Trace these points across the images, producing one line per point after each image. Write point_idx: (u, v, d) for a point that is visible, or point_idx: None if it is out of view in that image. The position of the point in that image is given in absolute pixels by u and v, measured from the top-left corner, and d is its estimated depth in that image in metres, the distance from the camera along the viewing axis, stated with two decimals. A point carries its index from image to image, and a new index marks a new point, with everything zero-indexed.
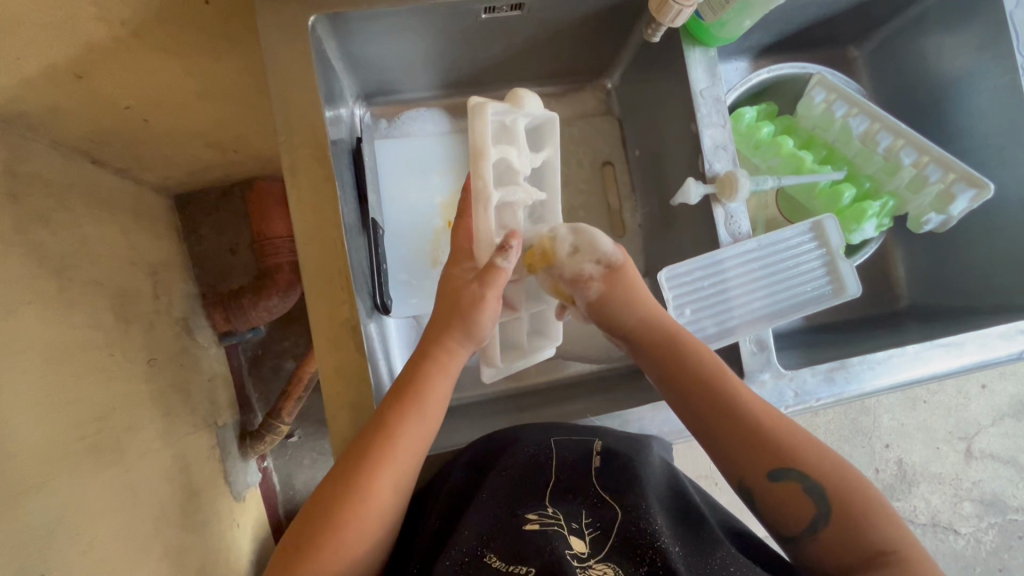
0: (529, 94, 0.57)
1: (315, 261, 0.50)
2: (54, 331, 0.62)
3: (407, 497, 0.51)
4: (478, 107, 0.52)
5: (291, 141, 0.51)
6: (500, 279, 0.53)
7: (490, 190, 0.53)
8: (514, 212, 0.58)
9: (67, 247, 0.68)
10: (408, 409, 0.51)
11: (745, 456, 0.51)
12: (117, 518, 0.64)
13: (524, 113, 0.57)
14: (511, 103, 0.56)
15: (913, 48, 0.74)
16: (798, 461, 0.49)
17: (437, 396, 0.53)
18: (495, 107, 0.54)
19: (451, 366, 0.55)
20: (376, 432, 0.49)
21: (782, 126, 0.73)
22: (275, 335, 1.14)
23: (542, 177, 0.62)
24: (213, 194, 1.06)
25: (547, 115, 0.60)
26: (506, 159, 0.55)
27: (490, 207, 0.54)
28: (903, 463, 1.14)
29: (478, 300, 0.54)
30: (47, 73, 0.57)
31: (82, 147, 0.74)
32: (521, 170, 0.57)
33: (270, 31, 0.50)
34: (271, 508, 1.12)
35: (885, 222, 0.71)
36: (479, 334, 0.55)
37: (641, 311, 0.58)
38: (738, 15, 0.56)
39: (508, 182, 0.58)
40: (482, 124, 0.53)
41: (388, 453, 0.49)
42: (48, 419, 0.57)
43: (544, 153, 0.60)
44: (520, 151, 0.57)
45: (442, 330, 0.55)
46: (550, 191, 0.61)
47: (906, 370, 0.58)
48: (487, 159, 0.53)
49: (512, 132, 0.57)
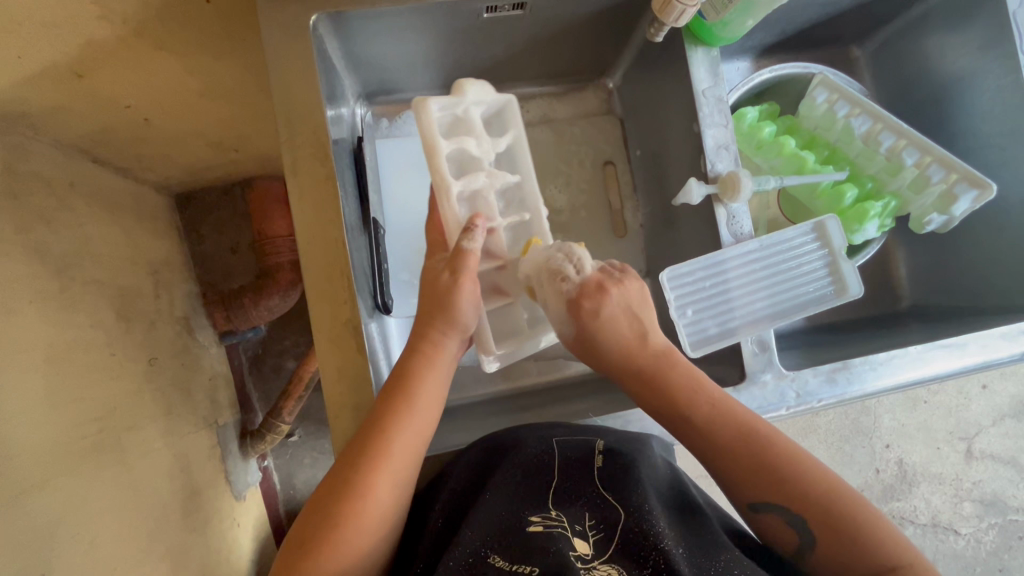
0: (472, 81, 0.58)
1: (316, 261, 0.50)
2: (56, 330, 0.62)
3: (406, 495, 0.51)
4: (421, 104, 0.54)
5: (292, 140, 0.50)
6: (469, 262, 0.53)
7: (447, 178, 0.54)
8: (486, 198, 0.58)
9: (68, 245, 0.68)
10: (405, 407, 0.51)
11: (737, 479, 0.51)
12: (117, 517, 0.64)
13: (471, 101, 0.57)
14: (456, 95, 0.57)
15: (915, 47, 0.73)
16: (783, 490, 0.49)
17: (429, 392, 0.53)
18: (438, 101, 0.55)
19: (440, 361, 0.54)
20: (373, 431, 0.49)
21: (785, 126, 0.74)
22: (276, 335, 1.14)
23: (513, 160, 0.60)
24: (214, 193, 1.06)
25: (504, 99, 0.60)
26: (463, 147, 0.56)
27: (451, 194, 0.55)
28: (903, 463, 1.14)
29: (453, 286, 0.53)
30: (48, 71, 0.56)
31: (83, 147, 0.74)
32: (482, 157, 0.57)
33: (272, 30, 0.50)
34: (272, 507, 1.12)
35: (887, 222, 0.71)
36: (461, 322, 0.54)
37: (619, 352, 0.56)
38: (741, 15, 0.56)
39: (473, 170, 0.58)
40: (428, 117, 0.54)
41: (384, 452, 0.49)
42: (49, 418, 0.57)
43: (507, 137, 0.59)
44: (478, 139, 0.57)
45: (425, 322, 0.54)
46: (524, 172, 0.60)
47: (908, 370, 0.58)
48: (439, 150, 0.54)
49: (467, 122, 0.58)
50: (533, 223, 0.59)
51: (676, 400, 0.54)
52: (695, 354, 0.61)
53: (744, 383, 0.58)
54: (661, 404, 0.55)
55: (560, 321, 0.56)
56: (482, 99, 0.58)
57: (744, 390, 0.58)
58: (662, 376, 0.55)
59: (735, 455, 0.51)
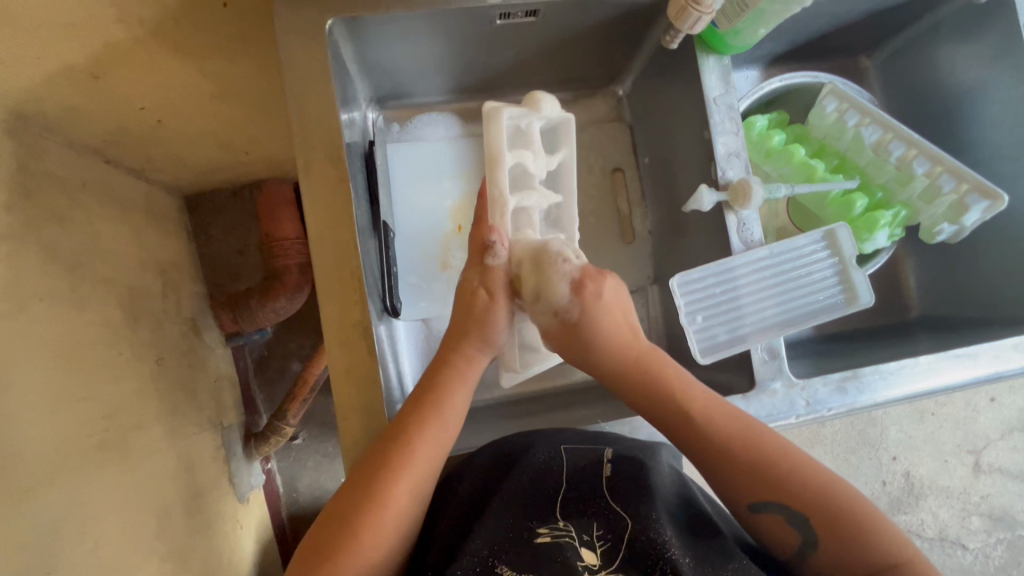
0: (546, 95, 0.60)
1: (327, 263, 0.50)
2: (65, 328, 0.62)
3: (424, 500, 0.51)
4: (492, 114, 0.58)
5: (306, 143, 0.51)
6: (496, 278, 0.56)
7: (507, 196, 0.57)
8: (530, 216, 0.60)
9: (78, 244, 0.69)
10: (426, 415, 0.52)
11: (735, 479, 0.51)
12: (121, 516, 0.64)
13: (540, 116, 0.60)
14: (527, 108, 0.60)
15: (926, 58, 0.73)
16: (782, 486, 0.50)
17: (456, 404, 0.54)
18: (509, 113, 0.58)
19: (471, 374, 0.56)
20: (397, 439, 0.50)
21: (794, 134, 0.74)
22: (281, 337, 1.14)
23: (558, 180, 0.64)
24: (224, 195, 1.07)
25: (563, 117, 0.62)
26: (522, 162, 0.59)
27: (506, 211, 0.58)
28: (910, 476, 1.13)
29: (491, 305, 0.56)
30: (65, 72, 0.57)
31: (96, 147, 0.75)
32: (536, 175, 0.60)
33: (287, 33, 0.50)
34: (274, 511, 1.12)
35: (897, 231, 0.70)
36: (495, 339, 0.57)
37: (615, 341, 0.57)
38: (753, 24, 0.57)
39: (525, 186, 0.61)
40: (497, 129, 0.57)
41: (407, 459, 0.49)
42: (56, 415, 0.58)
43: (559, 156, 0.62)
44: (536, 155, 0.60)
45: (459, 337, 0.56)
46: (565, 193, 0.63)
47: (918, 380, 0.58)
48: (501, 164, 0.57)
49: (528, 136, 0.60)
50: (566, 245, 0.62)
51: (671, 397, 0.54)
52: (704, 362, 0.61)
53: (754, 391, 0.58)
54: (653, 404, 0.55)
55: (561, 303, 0.56)
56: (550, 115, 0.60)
57: (753, 398, 0.57)
58: (655, 379, 0.56)
59: (734, 457, 0.51)
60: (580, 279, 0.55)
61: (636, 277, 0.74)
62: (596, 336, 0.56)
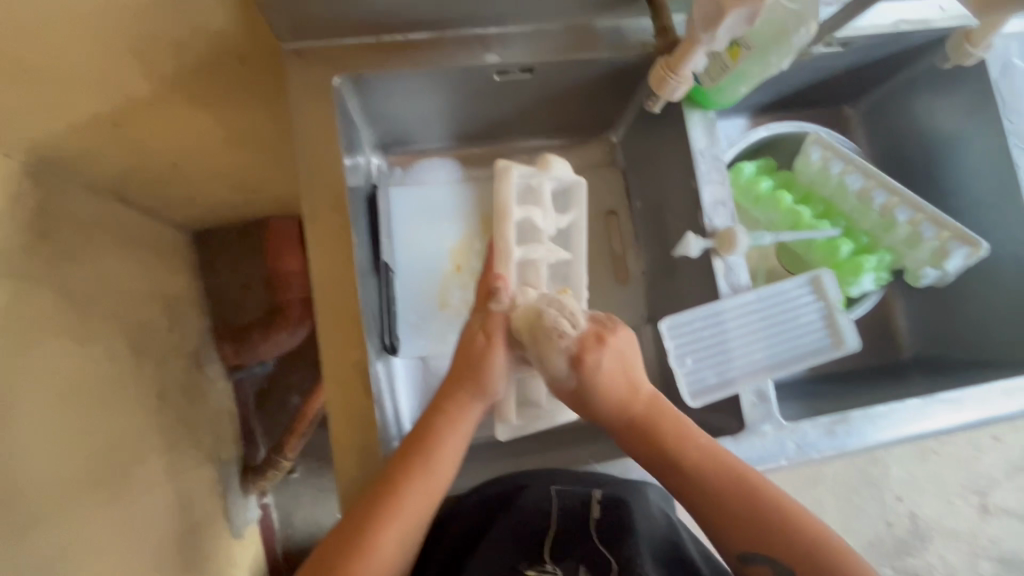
0: (557, 158, 0.63)
1: (327, 304, 0.52)
2: (72, 363, 0.64)
3: (414, 540, 0.51)
4: (504, 170, 0.61)
5: (311, 191, 0.53)
6: (497, 322, 0.56)
7: (512, 245, 0.59)
8: (536, 269, 0.62)
9: (90, 281, 0.71)
10: (415, 461, 0.52)
11: (725, 529, 0.52)
12: (118, 552, 0.64)
13: (551, 176, 0.63)
14: (538, 168, 0.63)
15: (906, 109, 0.77)
16: (773, 543, 0.51)
17: (446, 454, 0.54)
18: (519, 171, 0.62)
19: (462, 425, 0.56)
20: (388, 484, 0.51)
21: (782, 180, 0.76)
22: (282, 369, 1.16)
23: (568, 238, 0.66)
24: (231, 233, 1.10)
25: (574, 181, 0.66)
26: (530, 218, 0.62)
27: (510, 260, 0.60)
28: (915, 517, 1.11)
29: (488, 349, 0.56)
30: (87, 121, 0.62)
31: (111, 188, 0.78)
32: (544, 230, 0.63)
33: (297, 90, 0.54)
34: (269, 547, 1.11)
35: (884, 275, 0.73)
36: (490, 389, 0.57)
37: (614, 402, 0.56)
38: (734, 83, 0.59)
39: (532, 240, 0.63)
40: (507, 185, 0.61)
41: (393, 509, 0.50)
42: (60, 450, 0.59)
43: (570, 217, 0.65)
44: (545, 212, 0.63)
45: (453, 385, 0.57)
46: (574, 252, 0.65)
47: (909, 424, 0.58)
48: (509, 218, 0.60)
49: (538, 194, 0.63)
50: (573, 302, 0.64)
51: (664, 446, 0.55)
52: (695, 404, 0.62)
53: (744, 433, 0.58)
54: (646, 451, 0.56)
55: (559, 375, 0.55)
56: (561, 177, 0.64)
57: (744, 440, 0.58)
58: (649, 435, 0.56)
59: (722, 505, 0.53)
60: (578, 354, 0.54)
61: (630, 318, 0.75)
62: (596, 402, 0.56)
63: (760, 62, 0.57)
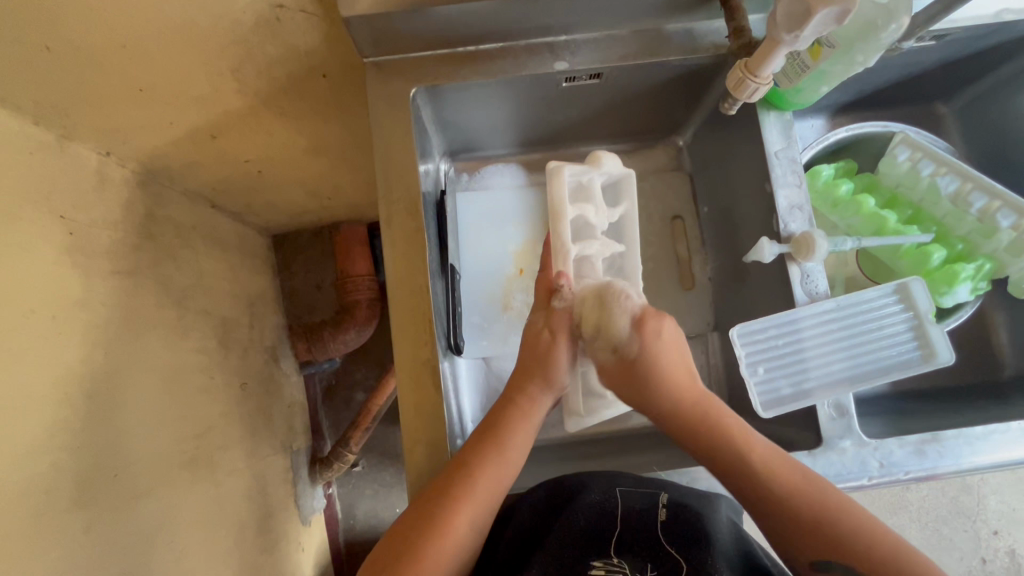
0: (608, 154, 0.63)
1: (399, 304, 0.55)
2: (170, 353, 0.71)
3: (482, 529, 0.53)
4: (557, 170, 0.61)
5: (387, 195, 0.56)
6: (561, 321, 0.58)
7: (568, 243, 0.59)
8: (593, 264, 0.62)
9: (186, 279, 0.78)
10: (487, 448, 0.55)
11: (791, 534, 0.50)
12: (203, 528, 0.70)
13: (601, 172, 0.63)
14: (589, 165, 0.63)
15: (1010, 104, 0.70)
16: (846, 548, 0.48)
17: (516, 443, 0.56)
18: (570, 169, 0.61)
19: (534, 415, 0.58)
20: (459, 470, 0.53)
21: (863, 183, 0.72)
22: (349, 367, 1.22)
23: (621, 231, 0.65)
24: (306, 235, 1.17)
25: (624, 173, 0.65)
26: (584, 215, 0.61)
27: (568, 257, 0.60)
28: (1016, 555, 1.00)
29: (552, 346, 0.58)
30: (189, 134, 0.69)
31: (205, 194, 0.86)
32: (597, 225, 0.62)
33: (377, 101, 0.57)
34: (333, 536, 1.16)
35: (982, 284, 0.66)
36: (557, 381, 0.59)
37: (669, 382, 0.58)
38: (815, 82, 0.57)
39: (586, 236, 0.63)
40: (558, 183, 0.61)
41: (469, 489, 0.52)
42: (159, 432, 0.65)
43: (621, 209, 0.64)
44: (597, 207, 0.62)
45: (523, 377, 0.59)
46: (629, 244, 0.64)
47: (1010, 448, 0.54)
48: (563, 216, 0.60)
49: (589, 191, 0.63)
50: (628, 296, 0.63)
51: (728, 453, 0.54)
52: (766, 415, 0.59)
53: (821, 448, 0.55)
54: (711, 455, 0.55)
55: (621, 340, 0.57)
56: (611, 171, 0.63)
57: (821, 456, 0.55)
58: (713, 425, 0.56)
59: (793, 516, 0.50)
60: (641, 317, 0.57)
61: (696, 324, 0.73)
62: (655, 373, 0.57)
63: (845, 60, 0.55)
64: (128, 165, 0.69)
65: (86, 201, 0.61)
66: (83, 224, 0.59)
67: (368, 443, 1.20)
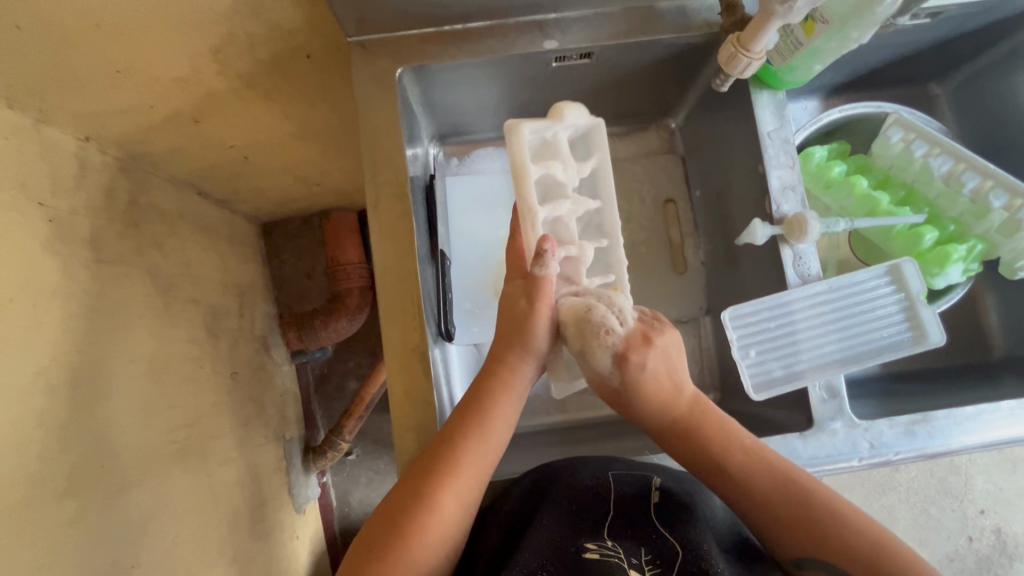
0: (570, 104, 0.60)
1: (388, 289, 0.54)
2: (158, 342, 0.70)
3: (472, 508, 0.53)
4: (514, 128, 0.57)
5: (374, 179, 0.55)
6: (545, 289, 0.55)
7: (536, 206, 0.56)
8: (566, 225, 0.60)
9: (173, 267, 0.77)
10: (470, 422, 0.54)
11: (774, 529, 0.50)
12: (194, 519, 0.69)
13: (565, 125, 0.60)
14: (551, 119, 0.59)
15: (1003, 85, 0.70)
16: (826, 545, 0.47)
17: (501, 415, 0.56)
18: (531, 126, 0.58)
19: (516, 385, 0.57)
20: (444, 445, 0.52)
21: (856, 165, 0.71)
22: (342, 355, 1.21)
23: (595, 184, 0.62)
24: (296, 223, 1.16)
25: (594, 122, 0.61)
26: (549, 173, 0.59)
27: (538, 221, 0.57)
28: (1001, 533, 1.02)
29: (530, 314, 0.56)
30: (172, 118, 0.67)
31: (190, 181, 0.84)
32: (567, 183, 0.60)
33: (363, 81, 0.56)
34: (328, 525, 1.16)
35: (973, 266, 0.67)
36: (536, 346, 0.57)
37: (654, 403, 0.56)
38: (808, 61, 0.56)
39: (556, 196, 0.61)
40: (519, 144, 0.57)
41: (454, 464, 0.51)
42: (148, 422, 0.64)
43: (593, 162, 0.61)
44: (565, 164, 0.60)
45: (503, 346, 0.57)
46: (604, 198, 0.61)
47: (999, 428, 0.54)
48: (528, 178, 0.57)
49: (555, 147, 0.60)
50: (608, 250, 0.61)
51: (709, 453, 0.54)
52: (758, 398, 0.59)
53: (812, 430, 0.55)
54: (691, 454, 0.55)
55: (602, 372, 0.56)
56: (577, 122, 0.60)
57: (812, 437, 0.55)
58: (698, 430, 0.55)
59: (771, 508, 0.50)
60: (624, 353, 0.55)
61: (688, 308, 0.73)
62: (642, 394, 0.56)
63: (839, 37, 0.53)
64: (110, 151, 0.68)
65: (66, 188, 0.59)
66: (63, 212, 0.58)
67: (361, 431, 1.20)
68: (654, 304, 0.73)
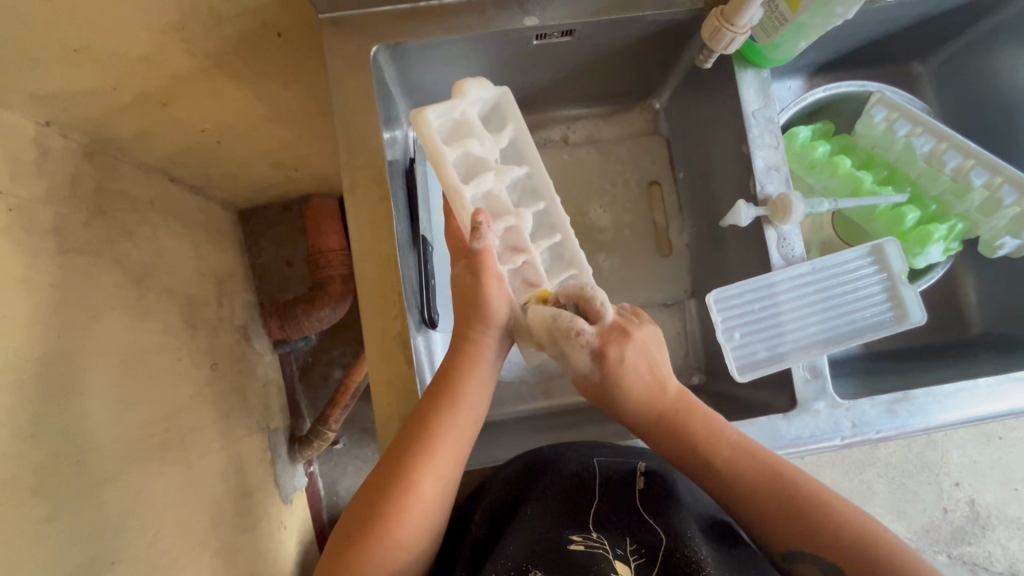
0: (470, 80, 0.57)
1: (368, 276, 0.53)
2: (132, 335, 0.67)
3: (453, 489, 0.53)
4: (418, 117, 0.54)
5: (351, 162, 0.53)
6: (487, 261, 0.55)
7: (459, 187, 0.54)
8: (498, 197, 0.58)
9: (145, 257, 0.74)
10: (443, 403, 0.52)
11: (763, 519, 0.50)
12: (176, 513, 0.68)
13: (469, 101, 0.57)
14: (454, 98, 0.57)
15: (984, 63, 0.70)
16: (813, 538, 0.48)
17: (472, 390, 0.55)
18: (435, 110, 0.55)
19: (484, 358, 0.57)
20: (420, 429, 0.51)
21: (840, 145, 0.71)
22: (326, 344, 1.20)
23: (519, 152, 0.60)
24: (274, 210, 1.13)
25: (500, 92, 0.59)
26: (468, 152, 0.56)
27: (465, 201, 0.55)
28: (975, 504, 1.05)
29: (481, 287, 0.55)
30: (137, 101, 0.64)
31: (161, 167, 0.81)
32: (488, 157, 0.58)
33: (336, 60, 0.53)
34: (317, 514, 1.15)
35: (954, 244, 0.67)
36: (496, 319, 0.56)
37: (635, 401, 0.55)
38: (793, 37, 0.55)
39: (481, 172, 0.58)
40: (426, 129, 0.55)
41: (430, 447, 0.51)
42: (123, 416, 0.62)
43: (509, 132, 0.59)
44: (482, 139, 0.57)
45: (463, 323, 0.56)
46: (532, 163, 0.60)
47: (978, 405, 0.55)
48: (445, 161, 0.54)
49: (467, 125, 0.58)
50: (548, 211, 0.60)
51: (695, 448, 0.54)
52: (743, 379, 0.59)
53: (796, 410, 0.56)
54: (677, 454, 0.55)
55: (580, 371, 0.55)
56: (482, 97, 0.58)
57: (796, 418, 0.55)
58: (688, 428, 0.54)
59: (761, 501, 0.50)
60: (601, 350, 0.53)
61: (674, 291, 0.73)
62: (624, 394, 0.55)
63: (824, 12, 0.53)
64: (74, 135, 0.65)
65: (26, 175, 0.57)
66: (25, 200, 0.55)
67: (348, 420, 1.19)
68: (639, 288, 0.72)
